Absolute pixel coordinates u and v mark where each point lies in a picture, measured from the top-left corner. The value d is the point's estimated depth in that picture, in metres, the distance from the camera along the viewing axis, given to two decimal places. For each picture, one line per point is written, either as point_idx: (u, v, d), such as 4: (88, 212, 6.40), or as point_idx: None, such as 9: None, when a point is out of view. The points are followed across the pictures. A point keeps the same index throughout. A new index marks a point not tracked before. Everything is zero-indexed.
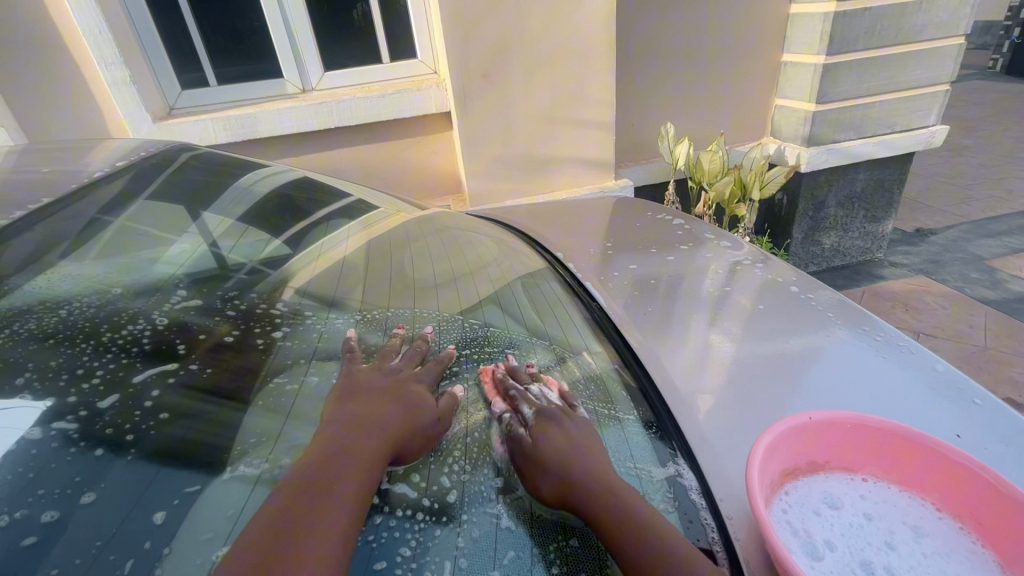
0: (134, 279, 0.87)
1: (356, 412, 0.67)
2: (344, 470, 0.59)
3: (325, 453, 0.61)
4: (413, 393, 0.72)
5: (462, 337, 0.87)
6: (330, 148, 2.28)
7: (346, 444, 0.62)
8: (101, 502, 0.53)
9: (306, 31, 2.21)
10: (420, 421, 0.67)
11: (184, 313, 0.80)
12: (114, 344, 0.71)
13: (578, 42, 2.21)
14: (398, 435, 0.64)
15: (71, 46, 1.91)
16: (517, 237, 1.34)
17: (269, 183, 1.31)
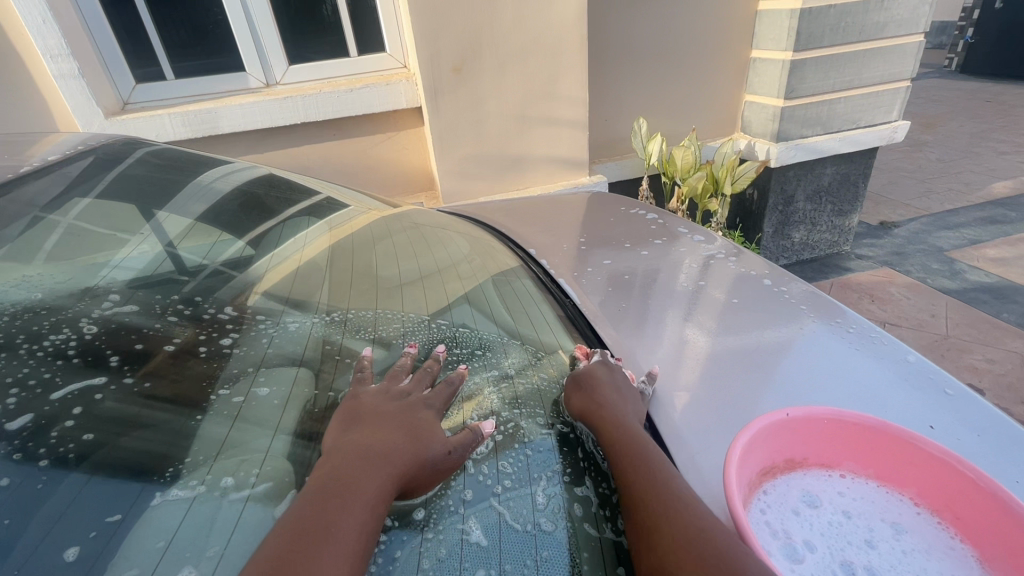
0: (63, 284, 0.81)
1: (364, 442, 0.61)
2: (347, 509, 0.53)
3: (326, 487, 0.55)
4: (424, 421, 0.66)
5: (433, 338, 0.84)
6: (297, 145, 2.20)
7: (352, 481, 0.56)
8: (5, 537, 0.48)
9: (267, 23, 2.13)
10: (428, 453, 0.61)
11: (116, 320, 0.74)
12: (33, 358, 0.65)
13: (550, 36, 2.19)
14: (407, 470, 0.59)
15: (12, 36, 1.80)
16: (490, 234, 1.31)
17: (228, 180, 1.25)
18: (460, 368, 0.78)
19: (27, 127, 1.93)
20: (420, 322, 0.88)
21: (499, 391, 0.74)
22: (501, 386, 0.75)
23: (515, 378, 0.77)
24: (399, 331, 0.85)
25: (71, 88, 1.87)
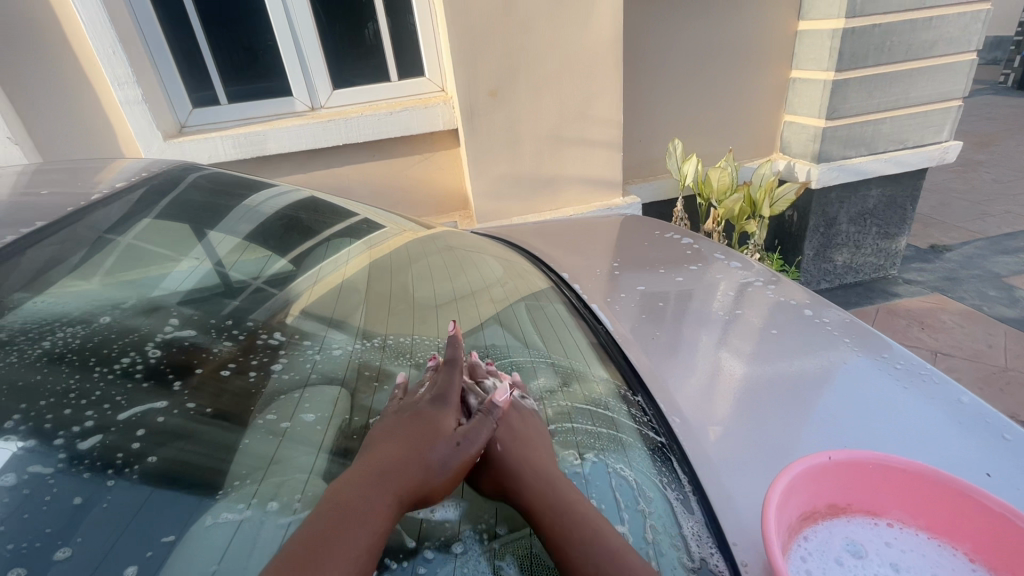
0: (129, 305, 0.85)
1: (378, 457, 0.62)
2: (362, 521, 0.54)
3: (339, 501, 0.56)
4: (434, 423, 0.67)
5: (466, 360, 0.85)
6: (338, 165, 2.29)
7: (365, 494, 0.57)
8: (76, 556, 0.49)
9: (315, 50, 2.24)
10: (440, 450, 0.63)
11: (177, 345, 0.77)
12: (103, 380, 0.68)
13: (585, 60, 2.21)
14: (421, 477, 0.60)
15: (86, 66, 1.97)
16: (523, 256, 1.32)
17: (274, 203, 1.31)
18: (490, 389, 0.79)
19: (97, 149, 2.09)
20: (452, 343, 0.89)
21: (530, 415, 0.75)
22: (531, 410, 0.76)
23: (544, 404, 0.77)
24: (431, 352, 0.87)
25: (135, 113, 2.01)
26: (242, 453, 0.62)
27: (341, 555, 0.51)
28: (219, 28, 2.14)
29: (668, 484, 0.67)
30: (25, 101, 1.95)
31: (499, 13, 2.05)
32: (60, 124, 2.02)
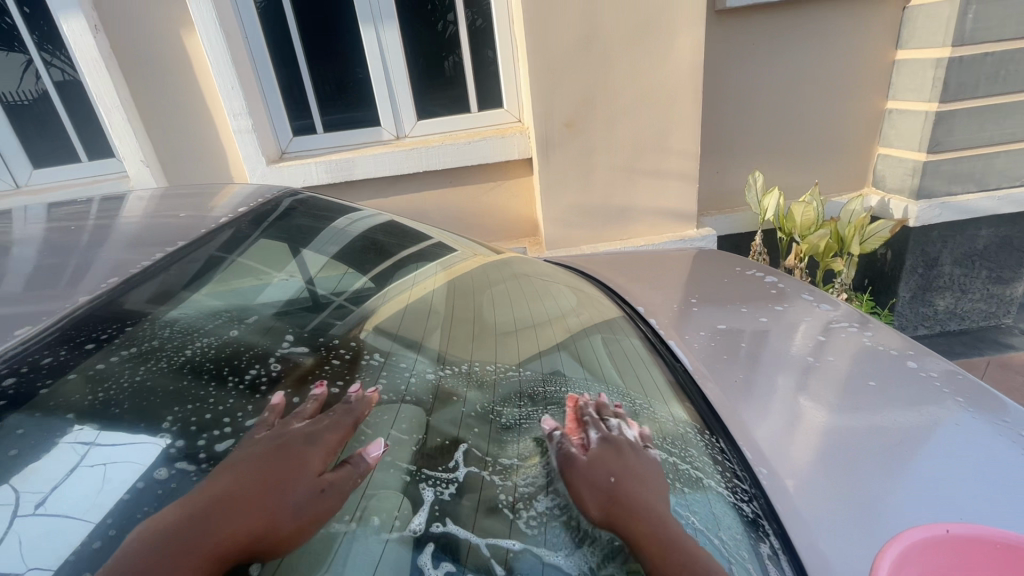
0: (248, 321, 0.93)
1: (230, 485, 0.59)
2: (184, 561, 0.51)
3: (173, 530, 0.53)
4: (303, 460, 0.63)
5: (533, 386, 0.87)
6: (417, 190, 2.41)
7: (197, 527, 0.54)
8: None
9: (402, 83, 2.40)
10: (295, 496, 0.59)
11: (292, 361, 0.83)
12: (234, 390, 0.74)
13: (665, 90, 2.21)
14: (267, 516, 0.56)
15: (209, 99, 2.23)
16: (595, 286, 1.32)
17: (359, 226, 1.40)
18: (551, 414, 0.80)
19: (211, 172, 2.34)
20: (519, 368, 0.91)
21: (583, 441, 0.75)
22: (584, 437, 0.76)
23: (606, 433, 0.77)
24: (498, 373, 0.90)
25: (245, 140, 2.24)
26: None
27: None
28: (321, 65, 2.35)
29: (752, 530, 0.65)
30: (160, 130, 2.25)
31: (581, 46, 2.10)
32: (185, 151, 2.30)
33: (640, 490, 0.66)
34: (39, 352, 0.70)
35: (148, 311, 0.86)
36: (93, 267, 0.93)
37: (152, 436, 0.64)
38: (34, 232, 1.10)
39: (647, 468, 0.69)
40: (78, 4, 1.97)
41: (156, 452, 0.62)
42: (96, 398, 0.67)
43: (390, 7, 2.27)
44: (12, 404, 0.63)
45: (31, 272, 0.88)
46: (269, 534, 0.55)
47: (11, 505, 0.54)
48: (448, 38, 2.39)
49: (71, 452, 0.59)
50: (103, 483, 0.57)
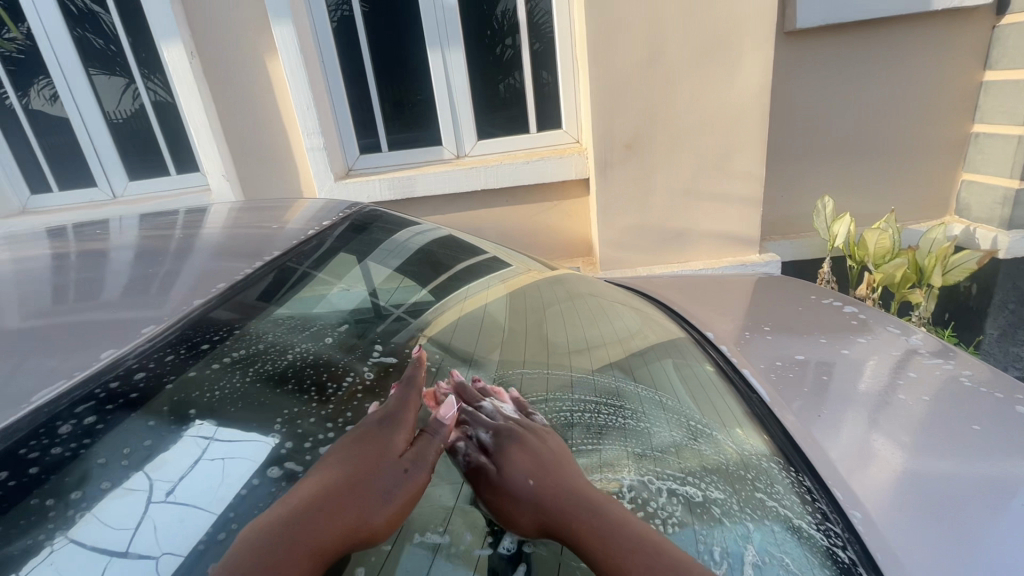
0: (335, 330, 0.97)
1: (321, 480, 0.59)
2: (296, 556, 0.52)
3: (274, 529, 0.53)
4: (383, 442, 0.64)
5: (589, 404, 0.85)
6: (475, 208, 2.46)
7: (301, 521, 0.54)
8: None
9: (465, 104, 2.47)
10: (382, 481, 0.60)
11: (382, 371, 0.87)
12: (332, 396, 0.78)
13: (729, 112, 2.17)
14: (364, 504, 0.57)
15: (286, 119, 2.38)
16: (659, 309, 1.30)
17: (419, 240, 1.43)
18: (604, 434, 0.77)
19: (284, 187, 2.49)
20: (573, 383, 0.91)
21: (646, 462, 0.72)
22: (647, 457, 0.74)
23: (669, 456, 0.74)
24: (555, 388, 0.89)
25: (316, 157, 2.37)
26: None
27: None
28: (389, 87, 2.47)
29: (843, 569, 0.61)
30: (241, 147, 2.42)
31: (643, 68, 2.11)
32: (261, 166, 2.45)
33: (561, 488, 0.63)
34: (159, 350, 0.74)
35: (253, 313, 0.90)
36: (182, 274, 0.94)
37: (262, 435, 0.67)
38: (131, 238, 1.17)
39: (551, 456, 0.68)
40: (178, 32, 2.17)
41: (265, 451, 0.65)
42: (212, 395, 0.71)
43: (457, 31, 2.36)
44: (137, 401, 0.66)
45: (132, 273, 0.92)
46: (369, 521, 0.57)
47: (146, 491, 0.57)
48: (507, 60, 2.44)
49: (194, 445, 0.63)
50: (220, 478, 0.61)
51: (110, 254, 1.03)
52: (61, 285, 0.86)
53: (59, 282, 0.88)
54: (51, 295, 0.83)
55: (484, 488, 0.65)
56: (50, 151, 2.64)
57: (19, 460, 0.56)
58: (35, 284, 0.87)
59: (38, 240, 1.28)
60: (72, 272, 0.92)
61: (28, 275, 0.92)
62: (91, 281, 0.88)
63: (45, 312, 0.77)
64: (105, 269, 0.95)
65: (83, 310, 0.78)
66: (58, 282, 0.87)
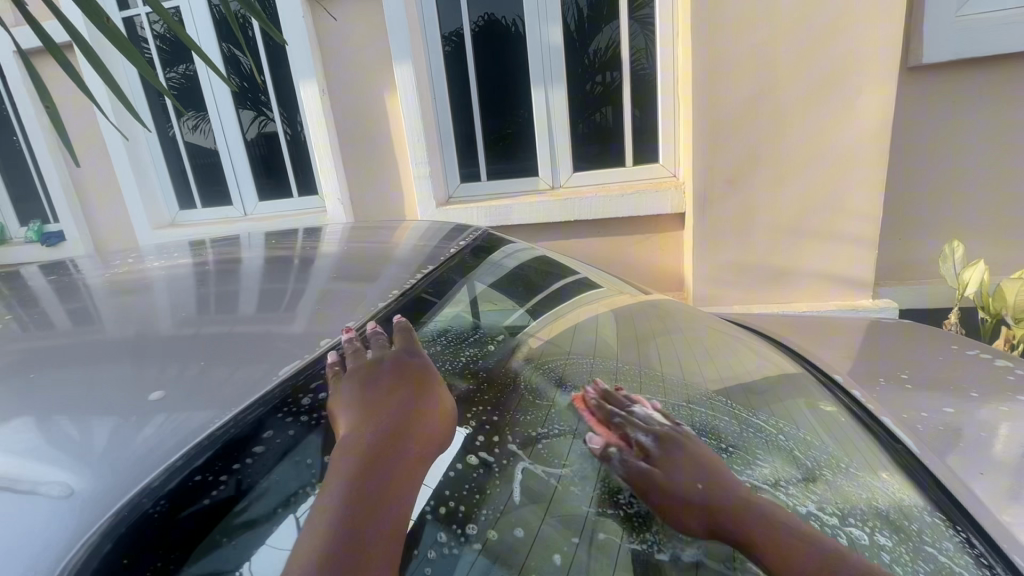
0: (479, 334, 1.00)
1: (388, 401, 0.66)
2: (411, 457, 0.60)
3: (376, 446, 0.60)
4: (416, 364, 0.74)
5: (711, 428, 0.83)
6: (568, 238, 2.52)
7: (400, 433, 0.62)
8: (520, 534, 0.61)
9: (564, 137, 2.56)
10: (437, 410, 0.68)
11: (538, 376, 0.90)
12: (505, 392, 0.82)
13: (842, 149, 2.08)
14: (438, 409, 0.68)
15: (398, 148, 2.59)
16: (779, 350, 1.26)
17: (517, 257, 1.39)
18: (735, 455, 0.77)
19: (390, 210, 2.69)
20: (686, 405, 0.89)
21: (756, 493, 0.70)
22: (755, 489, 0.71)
23: (808, 485, 0.73)
24: (662, 403, 0.87)
25: (422, 184, 2.54)
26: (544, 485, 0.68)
27: (403, 494, 0.57)
28: (492, 120, 2.61)
29: None
30: (356, 172, 2.66)
31: (750, 104, 2.09)
32: (372, 191, 2.67)
33: (719, 482, 0.68)
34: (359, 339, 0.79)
35: (422, 314, 0.95)
36: (306, 292, 0.92)
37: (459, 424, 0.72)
38: (277, 249, 1.32)
39: (703, 458, 0.72)
40: (314, 72, 2.46)
41: (462, 438, 0.70)
42: None
43: (561, 70, 2.47)
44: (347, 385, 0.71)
45: (288, 276, 1.03)
46: (448, 420, 0.69)
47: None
48: (597, 96, 2.53)
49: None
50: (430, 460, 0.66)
51: (261, 262, 1.16)
52: (221, 289, 0.94)
53: (204, 293, 0.93)
54: (196, 305, 0.88)
55: (630, 483, 0.69)
56: (198, 173, 3.05)
57: (277, 422, 0.63)
58: (183, 296, 0.93)
59: (191, 251, 1.44)
60: (211, 285, 0.98)
61: (187, 281, 1.02)
62: (229, 295, 0.92)
63: (191, 323, 0.79)
64: (264, 273, 1.08)
65: (225, 324, 0.79)
66: (202, 294, 0.93)
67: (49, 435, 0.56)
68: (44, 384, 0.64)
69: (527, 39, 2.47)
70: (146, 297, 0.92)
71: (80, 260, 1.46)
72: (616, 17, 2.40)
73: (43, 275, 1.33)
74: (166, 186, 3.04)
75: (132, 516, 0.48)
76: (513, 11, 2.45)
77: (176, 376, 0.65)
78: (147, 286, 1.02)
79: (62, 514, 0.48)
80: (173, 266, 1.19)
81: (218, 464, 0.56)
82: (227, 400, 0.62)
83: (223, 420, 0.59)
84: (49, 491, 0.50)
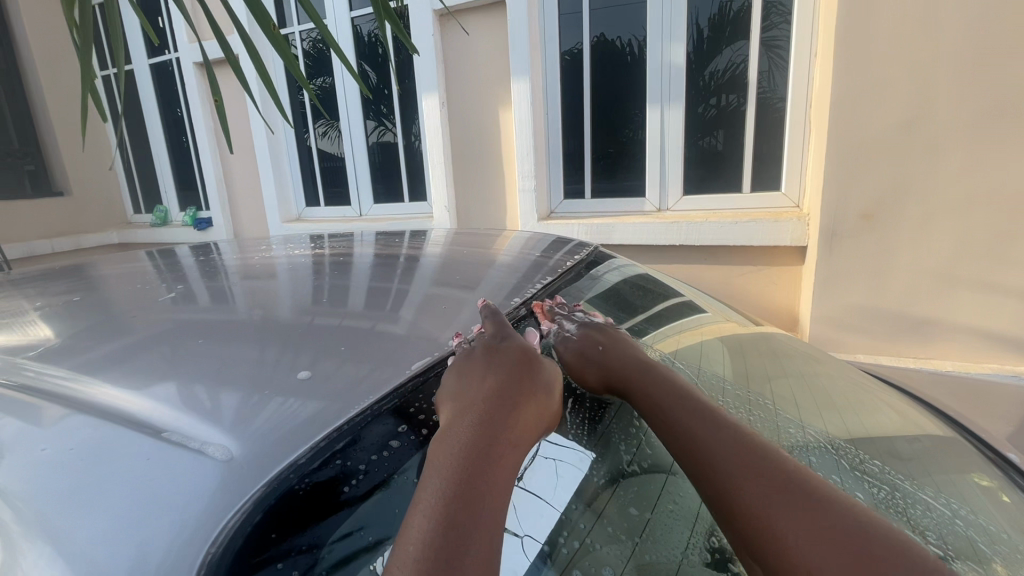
0: None
1: (475, 405, 0.67)
2: (498, 462, 0.60)
3: (466, 450, 0.60)
4: (507, 358, 0.73)
5: (860, 484, 0.72)
6: (670, 263, 2.42)
7: (487, 438, 0.62)
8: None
9: (676, 158, 2.47)
10: (533, 408, 0.67)
11: None
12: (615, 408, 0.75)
13: (1017, 187, 1.79)
14: (532, 407, 0.67)
15: (506, 163, 2.65)
16: (927, 409, 1.09)
17: (622, 273, 1.29)
18: (884, 510, 0.67)
19: (493, 221, 2.76)
20: (827, 448, 0.79)
21: None
22: None
23: (967, 560, 0.63)
24: (794, 442, 0.78)
25: (526, 198, 2.57)
26: (671, 537, 0.61)
27: (492, 506, 0.56)
28: (602, 138, 2.59)
29: None
30: (465, 184, 2.77)
31: (899, 133, 1.87)
32: (478, 202, 2.76)
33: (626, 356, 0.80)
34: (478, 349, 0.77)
35: (527, 319, 0.89)
36: (413, 293, 0.95)
37: (573, 441, 0.66)
38: (388, 249, 1.38)
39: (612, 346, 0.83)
40: (437, 86, 2.62)
41: (581, 459, 0.64)
42: None
43: (680, 91, 2.40)
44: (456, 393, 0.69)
45: (401, 274, 1.08)
46: (544, 419, 0.67)
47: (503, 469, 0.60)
48: (712, 118, 2.41)
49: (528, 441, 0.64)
50: (556, 478, 0.61)
51: (373, 260, 1.21)
52: (341, 283, 1.00)
53: (323, 286, 0.99)
54: (314, 296, 0.93)
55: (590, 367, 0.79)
56: (324, 175, 3.34)
57: (410, 417, 0.64)
58: (306, 285, 0.99)
59: (313, 244, 1.56)
60: (329, 278, 1.04)
61: (314, 272, 1.10)
62: (345, 289, 0.96)
63: (314, 310, 0.85)
64: (378, 268, 1.13)
65: (338, 316, 0.83)
66: (322, 285, 0.98)
67: (184, 401, 0.60)
68: (192, 353, 0.71)
69: (647, 60, 2.42)
70: (279, 284, 1.01)
71: (223, 247, 1.64)
72: (743, 37, 2.28)
73: (193, 255, 1.50)
74: (296, 185, 3.37)
75: (279, 491, 0.51)
76: (633, 32, 2.43)
77: (299, 363, 0.68)
78: (276, 273, 1.10)
79: (222, 477, 0.51)
80: (299, 257, 1.28)
81: (354, 451, 0.57)
82: (345, 386, 0.64)
83: (357, 409, 0.60)
84: (213, 451, 0.53)
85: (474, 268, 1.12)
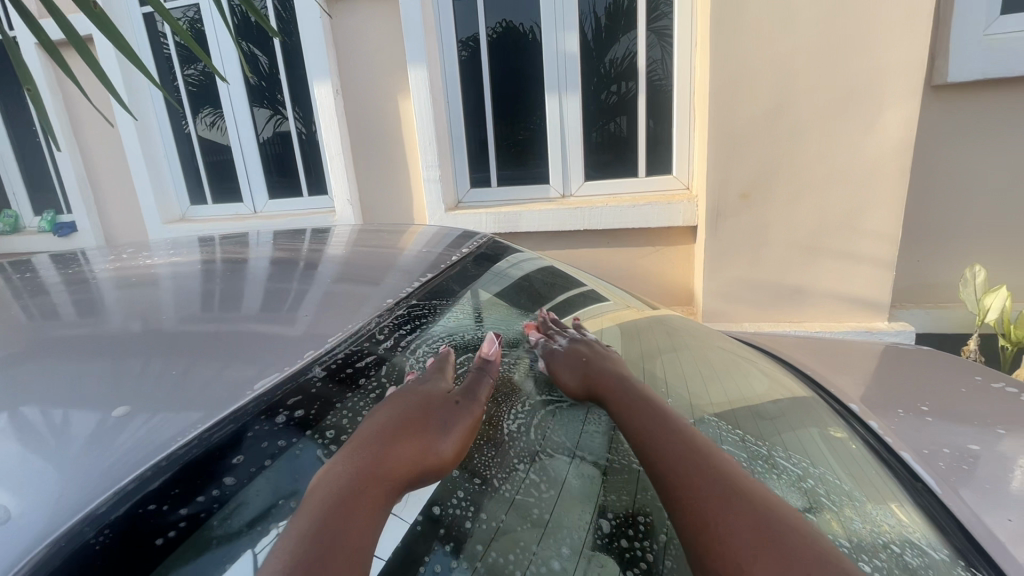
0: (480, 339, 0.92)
1: (385, 428, 0.63)
2: (375, 504, 0.56)
3: (353, 477, 0.57)
4: (424, 395, 0.69)
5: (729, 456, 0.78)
6: (577, 247, 2.49)
7: (379, 468, 0.58)
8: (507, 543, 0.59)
9: (577, 145, 2.54)
10: (438, 448, 0.63)
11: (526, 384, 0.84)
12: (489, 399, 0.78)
13: (863, 166, 2.04)
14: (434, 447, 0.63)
15: (410, 152, 2.58)
16: (791, 371, 1.23)
17: (523, 266, 1.30)
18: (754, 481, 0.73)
19: (401, 214, 2.68)
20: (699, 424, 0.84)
21: None
22: None
23: (823, 513, 0.71)
24: None
25: (431, 188, 2.51)
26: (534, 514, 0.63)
27: (359, 540, 0.52)
28: (506, 125, 2.59)
29: None
30: (368, 176, 2.66)
31: (767, 119, 2.05)
32: (382, 195, 2.67)
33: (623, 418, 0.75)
34: (338, 362, 0.73)
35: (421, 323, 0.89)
36: (306, 293, 0.90)
37: None
38: (272, 251, 1.27)
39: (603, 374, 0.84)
40: (330, 73, 2.47)
41: None
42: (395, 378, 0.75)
43: (578, 78, 2.45)
44: (308, 421, 0.64)
45: (284, 275, 1.00)
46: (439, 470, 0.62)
47: None
48: (610, 105, 2.50)
49: None
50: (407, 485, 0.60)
51: (253, 263, 1.11)
52: (214, 289, 0.91)
53: (199, 292, 0.90)
54: (184, 303, 0.84)
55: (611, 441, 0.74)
56: (210, 171, 3.05)
57: (270, 415, 0.62)
58: (180, 293, 0.89)
59: (200, 247, 1.43)
60: (206, 284, 0.95)
61: (191, 277, 1.00)
62: (223, 294, 0.89)
63: (185, 318, 0.77)
64: (260, 271, 1.04)
65: (213, 323, 0.76)
66: (202, 291, 0.90)
67: None
68: (24, 380, 0.62)
69: (545, 46, 2.45)
70: (143, 293, 0.90)
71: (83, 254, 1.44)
72: (635, 27, 2.37)
73: (45, 266, 1.30)
74: (178, 181, 3.05)
75: (73, 545, 0.45)
76: (533, 19, 2.44)
77: (160, 382, 0.62)
78: (142, 282, 0.99)
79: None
80: (175, 262, 1.16)
81: (199, 480, 0.54)
82: (214, 404, 0.59)
83: (182, 440, 0.54)
84: None
85: (372, 265, 1.08)
